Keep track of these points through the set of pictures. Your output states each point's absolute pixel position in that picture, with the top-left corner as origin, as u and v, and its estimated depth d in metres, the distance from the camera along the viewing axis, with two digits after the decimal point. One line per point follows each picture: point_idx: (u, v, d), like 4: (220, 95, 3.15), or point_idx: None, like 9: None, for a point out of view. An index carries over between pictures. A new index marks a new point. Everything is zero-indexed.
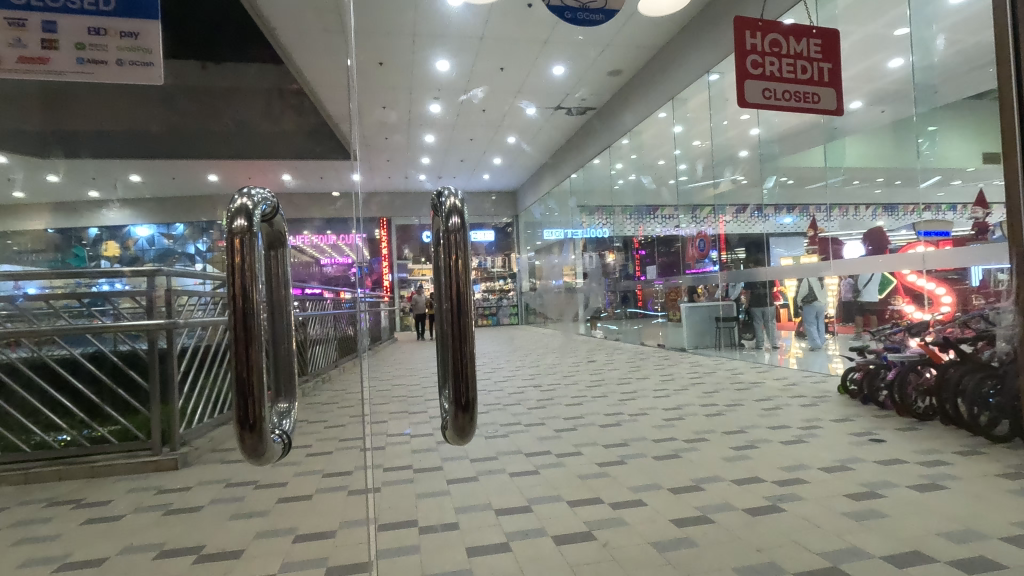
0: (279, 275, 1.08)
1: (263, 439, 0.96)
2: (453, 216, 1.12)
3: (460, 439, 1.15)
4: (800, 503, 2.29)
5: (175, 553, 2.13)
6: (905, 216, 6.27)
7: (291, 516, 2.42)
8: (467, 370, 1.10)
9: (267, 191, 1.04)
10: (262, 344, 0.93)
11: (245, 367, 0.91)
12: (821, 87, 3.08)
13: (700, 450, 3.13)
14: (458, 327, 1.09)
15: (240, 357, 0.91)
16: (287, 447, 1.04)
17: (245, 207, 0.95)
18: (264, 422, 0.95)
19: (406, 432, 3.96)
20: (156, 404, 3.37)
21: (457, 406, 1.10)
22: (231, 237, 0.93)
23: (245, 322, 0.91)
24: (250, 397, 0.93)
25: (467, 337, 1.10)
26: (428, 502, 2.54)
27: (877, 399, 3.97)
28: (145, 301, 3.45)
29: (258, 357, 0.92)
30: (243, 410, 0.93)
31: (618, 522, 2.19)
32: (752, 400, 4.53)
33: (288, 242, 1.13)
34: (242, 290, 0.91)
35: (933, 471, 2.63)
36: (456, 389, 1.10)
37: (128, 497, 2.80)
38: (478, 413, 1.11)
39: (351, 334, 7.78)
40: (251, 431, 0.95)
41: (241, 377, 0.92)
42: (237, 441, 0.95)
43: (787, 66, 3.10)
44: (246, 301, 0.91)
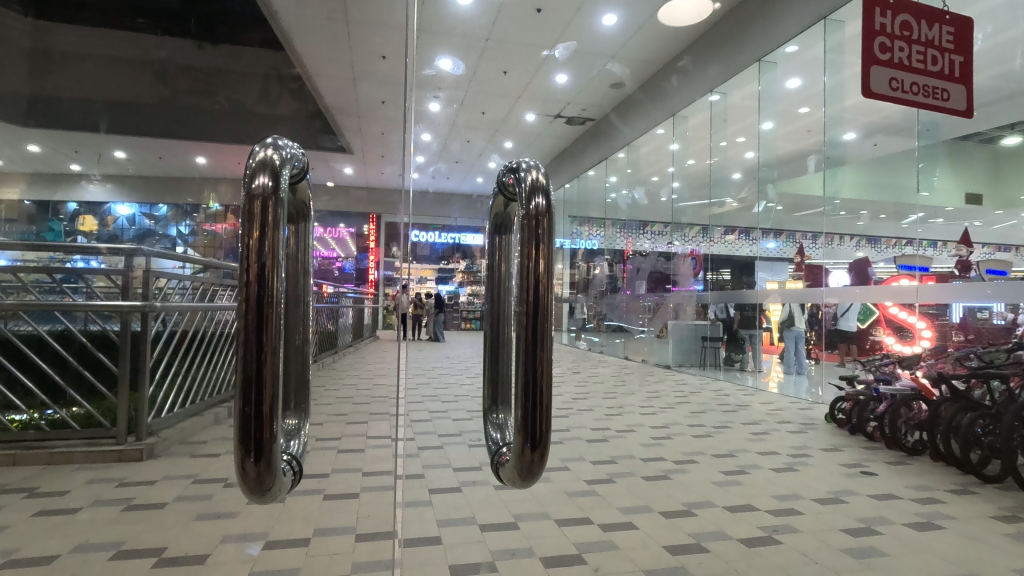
0: (299, 258, 0.95)
1: (271, 469, 0.77)
2: (537, 193, 0.88)
3: (523, 480, 0.90)
4: (796, 536, 2.23)
5: (133, 554, 1.98)
6: (888, 249, 5.90)
7: (263, 520, 2.28)
8: (541, 391, 0.86)
9: (297, 145, 0.87)
10: (279, 341, 0.75)
11: (256, 370, 0.73)
12: (953, 81, 2.39)
13: (690, 472, 3.06)
14: (533, 334, 0.85)
15: (251, 354, 0.73)
16: (295, 475, 0.86)
17: (270, 163, 0.78)
18: (275, 450, 0.76)
19: (387, 434, 3.83)
20: (125, 392, 3.23)
21: (524, 439, 0.86)
22: (249, 198, 0.75)
23: (260, 310, 0.73)
24: (261, 413, 0.74)
25: (545, 345, 0.85)
26: (410, 512, 2.43)
27: (866, 430, 3.96)
28: (121, 281, 3.25)
29: (274, 358, 0.74)
30: (247, 430, 0.75)
31: (609, 546, 2.10)
32: (740, 423, 4.48)
33: (312, 215, 0.99)
34: (259, 270, 0.73)
35: (928, 509, 2.59)
36: (526, 415, 0.86)
37: (88, 488, 2.64)
38: (549, 451, 0.88)
39: (331, 329, 7.60)
40: (257, 459, 0.75)
41: (250, 381, 0.74)
42: (236, 470, 0.76)
43: (917, 54, 2.37)
44: (264, 285, 0.73)
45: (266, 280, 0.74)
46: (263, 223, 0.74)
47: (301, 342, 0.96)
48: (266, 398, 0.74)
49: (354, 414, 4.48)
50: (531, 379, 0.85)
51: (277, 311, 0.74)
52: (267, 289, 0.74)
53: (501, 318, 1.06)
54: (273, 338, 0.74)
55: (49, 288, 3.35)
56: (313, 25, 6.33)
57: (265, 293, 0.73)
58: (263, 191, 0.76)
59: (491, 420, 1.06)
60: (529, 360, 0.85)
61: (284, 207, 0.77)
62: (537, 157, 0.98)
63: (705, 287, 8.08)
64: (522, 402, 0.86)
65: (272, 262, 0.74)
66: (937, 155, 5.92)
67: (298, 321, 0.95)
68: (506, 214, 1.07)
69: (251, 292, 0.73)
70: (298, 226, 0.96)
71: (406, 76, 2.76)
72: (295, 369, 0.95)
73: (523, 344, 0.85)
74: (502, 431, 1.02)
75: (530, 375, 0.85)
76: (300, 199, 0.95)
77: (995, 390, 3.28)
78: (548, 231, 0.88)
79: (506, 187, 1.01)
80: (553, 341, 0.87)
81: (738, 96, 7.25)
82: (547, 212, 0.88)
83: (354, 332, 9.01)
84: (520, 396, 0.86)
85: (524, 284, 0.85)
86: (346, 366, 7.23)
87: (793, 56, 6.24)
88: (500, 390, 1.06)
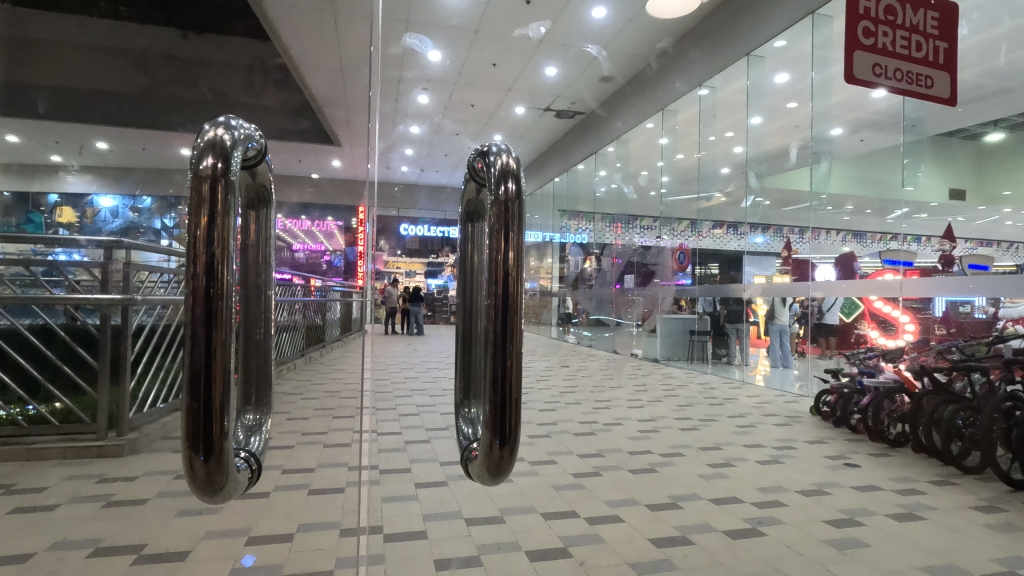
0: (259, 247, 0.92)
1: (224, 468, 0.70)
2: (507, 178, 0.86)
3: (493, 477, 0.89)
4: (780, 527, 2.25)
5: (112, 552, 1.95)
6: (874, 244, 5.90)
7: (247, 516, 2.26)
8: (511, 385, 0.84)
9: (251, 125, 0.80)
10: (230, 334, 0.68)
11: (204, 367, 0.66)
12: (937, 68, 2.39)
13: (677, 464, 3.08)
14: (503, 327, 0.83)
15: (198, 350, 0.66)
16: (252, 472, 0.81)
17: (219, 144, 0.70)
18: (227, 448, 0.70)
19: (374, 428, 3.81)
20: (105, 386, 3.18)
21: (493, 435, 0.84)
22: (196, 181, 0.68)
23: (208, 302, 0.66)
24: (210, 409, 0.67)
25: (514, 339, 0.84)
26: (395, 507, 2.41)
27: (850, 422, 4.02)
28: (100, 273, 3.26)
29: (225, 351, 0.67)
30: (195, 426, 0.68)
31: (595, 539, 2.10)
32: (726, 416, 4.52)
33: (273, 201, 0.94)
34: (208, 261, 0.66)
35: (909, 500, 2.62)
36: (495, 410, 0.84)
37: (66, 485, 2.59)
38: (518, 448, 0.86)
39: (319, 323, 7.55)
40: (206, 458, 0.68)
41: (198, 377, 0.67)
42: (184, 469, 0.69)
43: (902, 39, 2.37)
44: (213, 276, 0.66)
45: (216, 273, 0.66)
46: (212, 209, 0.67)
47: (262, 336, 0.92)
48: (216, 394, 0.67)
49: (340, 409, 4.44)
50: (499, 374, 0.83)
51: (229, 304, 0.67)
52: (217, 281, 0.66)
53: (472, 311, 1.04)
54: (223, 332, 0.67)
55: (28, 282, 3.35)
56: (298, 13, 6.23)
57: (213, 286, 0.66)
58: (211, 168, 0.68)
59: (463, 414, 1.04)
60: (498, 356, 0.83)
61: (236, 192, 0.69)
62: (507, 140, 0.95)
63: (691, 281, 8.03)
64: (492, 397, 0.84)
65: (223, 252, 0.67)
66: (921, 151, 5.97)
67: (258, 313, 0.91)
68: (478, 202, 1.05)
69: (197, 285, 0.66)
70: (258, 212, 0.91)
71: (372, 65, 2.69)
72: (255, 365, 0.91)
73: (491, 338, 0.83)
74: (473, 425, 0.99)
75: (499, 369, 0.83)
76: (260, 183, 0.90)
77: (976, 383, 3.32)
78: (518, 219, 0.86)
79: (476, 172, 0.99)
80: (523, 335, 0.85)
81: (726, 90, 7.26)
82: (518, 198, 0.86)
83: (342, 325, 8.97)
84: (488, 391, 0.84)
85: (493, 271, 0.83)
86: (332, 361, 7.20)
87: (781, 51, 6.25)
88: (472, 384, 1.04)
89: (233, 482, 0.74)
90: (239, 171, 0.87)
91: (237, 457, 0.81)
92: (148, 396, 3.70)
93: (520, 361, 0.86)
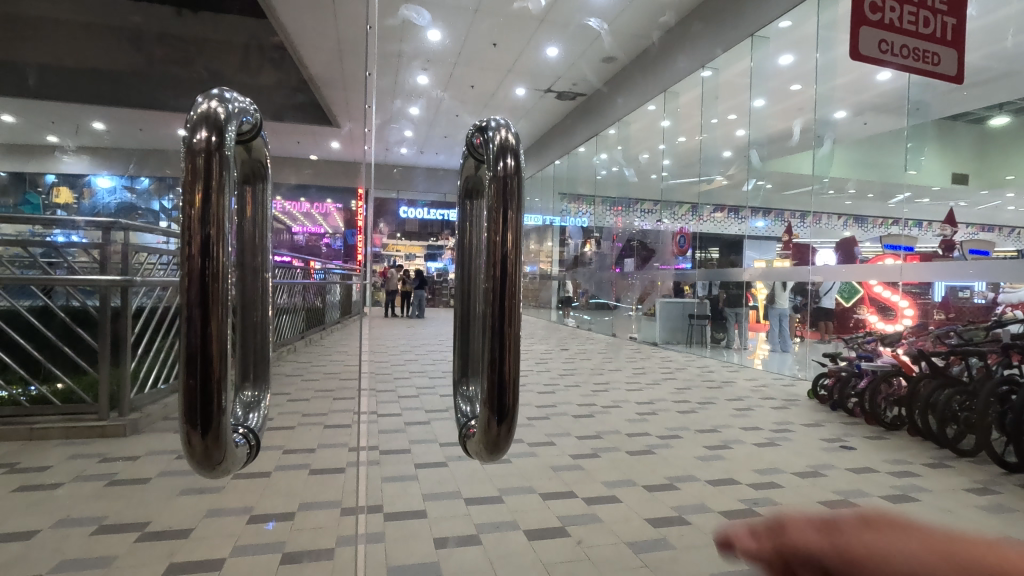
0: (255, 227, 0.91)
1: (221, 444, 0.71)
2: (506, 154, 0.85)
3: (491, 453, 0.89)
4: (776, 508, 2.28)
5: (116, 529, 1.98)
6: (874, 229, 5.95)
7: (249, 494, 2.29)
8: (509, 364, 0.84)
9: (246, 99, 0.78)
10: (227, 314, 0.68)
11: (200, 345, 0.66)
12: (945, 45, 2.35)
13: (674, 446, 3.11)
14: (501, 308, 0.83)
15: (194, 331, 0.66)
16: (251, 447, 0.82)
17: (213, 118, 0.69)
18: (225, 424, 0.70)
19: (374, 410, 3.84)
20: (106, 366, 3.19)
21: (491, 412, 0.85)
22: (190, 156, 0.67)
23: (204, 282, 0.66)
24: (207, 386, 0.67)
25: (513, 320, 0.84)
26: (395, 487, 2.44)
27: (847, 406, 4.05)
28: (99, 254, 3.22)
29: (222, 331, 0.67)
30: (193, 403, 0.68)
31: (592, 519, 2.13)
32: (724, 399, 4.55)
33: (269, 178, 0.93)
34: (203, 241, 0.66)
35: (904, 482, 2.65)
36: (492, 388, 0.84)
37: (69, 464, 2.62)
38: (515, 426, 0.86)
39: (319, 305, 7.56)
40: (203, 433, 0.69)
41: (194, 356, 0.67)
42: (183, 445, 0.70)
43: (910, 14, 2.32)
44: (208, 256, 0.66)
45: (211, 252, 0.66)
46: (206, 185, 0.66)
47: (261, 317, 0.92)
48: (214, 371, 0.68)
49: (340, 390, 4.48)
50: (498, 353, 0.83)
51: (226, 285, 0.67)
52: (212, 261, 0.66)
53: (470, 292, 1.04)
54: (220, 313, 0.67)
55: (27, 264, 3.36)
56: None
57: (209, 265, 0.66)
58: (204, 141, 0.67)
59: (461, 392, 1.04)
60: (497, 336, 0.83)
61: (230, 167, 0.68)
62: (508, 116, 0.95)
63: (692, 265, 8.04)
64: (489, 375, 0.84)
65: (218, 231, 0.66)
66: (926, 134, 5.84)
67: (256, 293, 0.91)
68: (476, 178, 1.03)
69: (193, 266, 0.66)
70: (254, 187, 0.90)
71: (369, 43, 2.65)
72: (252, 341, 0.91)
73: (489, 319, 0.83)
74: (471, 403, 1.00)
75: (499, 348, 0.83)
76: (256, 159, 0.89)
77: (973, 366, 3.34)
78: (517, 196, 0.85)
79: (475, 149, 0.98)
80: (522, 316, 0.86)
81: (730, 72, 7.21)
82: (517, 174, 0.85)
83: (341, 308, 8.97)
84: (486, 369, 0.84)
85: (493, 249, 0.82)
86: (333, 343, 7.24)
87: (787, 31, 6.16)
88: (470, 362, 1.04)
89: (231, 458, 0.74)
90: (234, 146, 0.86)
91: (236, 433, 0.82)
92: (149, 376, 3.72)
93: (519, 339, 0.86)
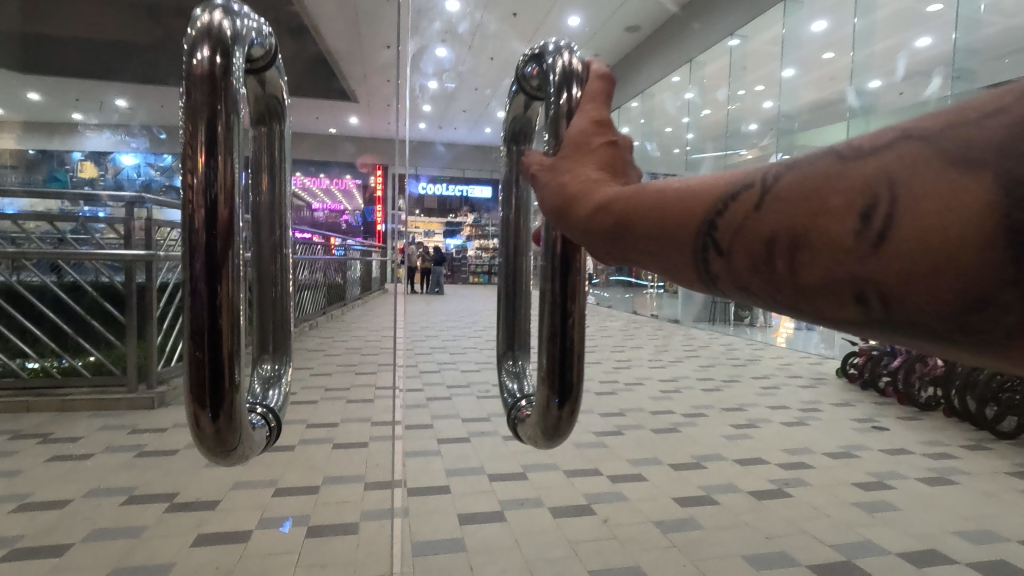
0: (272, 182, 0.85)
1: (233, 427, 0.67)
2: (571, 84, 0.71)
3: (551, 438, 0.83)
4: (807, 489, 2.22)
5: (145, 500, 2.00)
6: None
7: (274, 467, 2.31)
8: (572, 340, 0.78)
9: (259, 20, 0.70)
10: (238, 288, 0.63)
11: (208, 323, 0.62)
12: None
13: (700, 425, 3.06)
14: (564, 282, 0.76)
15: (201, 307, 0.62)
16: (271, 428, 0.79)
17: (222, 42, 0.62)
18: (236, 406, 0.66)
19: (397, 385, 3.86)
20: (133, 340, 3.22)
21: (552, 392, 0.79)
22: (192, 98, 0.61)
23: (212, 254, 0.61)
24: (215, 366, 0.63)
25: (576, 296, 0.78)
26: (418, 462, 2.44)
27: (878, 386, 3.93)
28: (123, 229, 3.24)
29: (232, 307, 0.63)
30: (200, 382, 0.64)
31: (618, 497, 2.10)
32: (749, 377, 4.48)
33: (284, 120, 0.86)
34: (210, 207, 0.61)
35: (941, 464, 2.57)
36: (554, 366, 0.79)
37: (100, 435, 2.67)
38: (579, 407, 0.80)
39: (340, 282, 7.61)
40: (214, 414, 0.65)
41: (200, 333, 0.63)
42: (192, 427, 0.67)
43: None
44: (215, 226, 0.61)
45: (218, 222, 0.61)
46: (212, 140, 0.60)
47: (278, 297, 0.88)
48: (224, 350, 0.63)
49: (362, 365, 4.49)
50: (560, 326, 0.77)
51: (236, 255, 0.63)
52: (218, 230, 0.61)
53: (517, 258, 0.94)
54: (230, 288, 0.63)
55: (56, 239, 3.44)
56: None
57: (215, 235, 0.61)
58: (207, 74, 0.61)
59: (507, 367, 0.98)
60: (558, 312, 0.78)
61: (237, 119, 0.62)
62: (572, 40, 0.81)
63: None
64: (551, 352, 0.78)
65: (227, 196, 0.62)
66: None
67: (272, 259, 0.86)
68: (527, 119, 0.90)
69: (199, 238, 0.61)
70: (271, 129, 0.84)
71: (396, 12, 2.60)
72: (271, 310, 0.88)
73: (551, 293, 0.77)
74: (520, 381, 0.95)
75: (559, 323, 0.78)
76: (271, 95, 0.82)
77: None
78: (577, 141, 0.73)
79: (528, 83, 0.85)
80: (584, 290, 0.79)
81: (760, 40, 7.25)
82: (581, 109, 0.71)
83: (362, 284, 9.03)
84: (546, 343, 0.79)
85: None
86: (354, 319, 7.30)
87: None
88: (517, 336, 0.97)
89: (247, 438, 0.71)
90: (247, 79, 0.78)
91: (253, 413, 0.79)
92: (176, 350, 3.77)
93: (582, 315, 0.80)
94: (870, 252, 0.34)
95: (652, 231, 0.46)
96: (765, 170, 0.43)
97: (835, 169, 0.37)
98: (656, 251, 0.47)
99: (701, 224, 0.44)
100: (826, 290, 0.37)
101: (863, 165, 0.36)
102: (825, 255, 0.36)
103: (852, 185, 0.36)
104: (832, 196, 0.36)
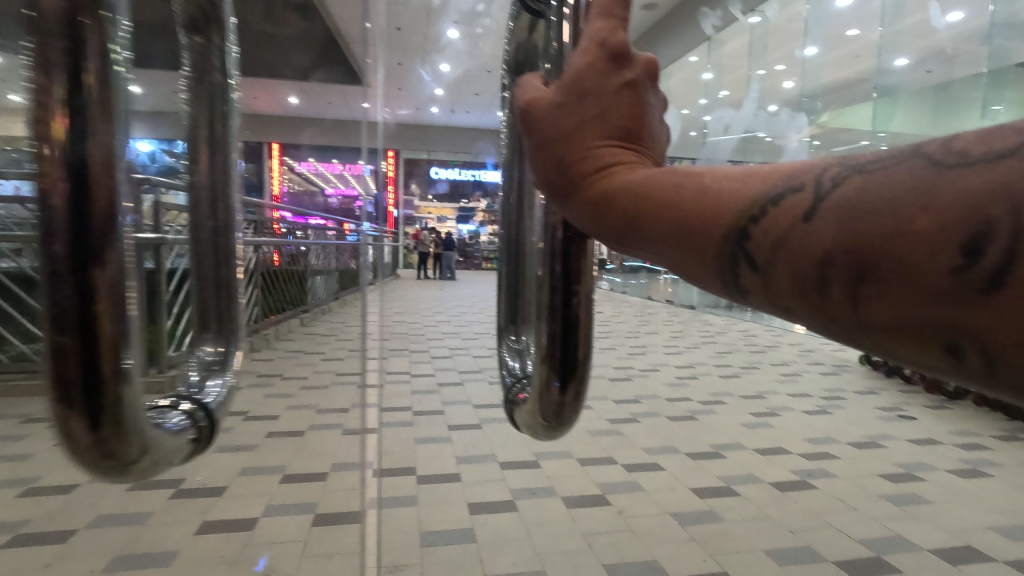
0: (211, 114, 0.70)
1: (127, 442, 0.50)
2: None
3: (554, 422, 0.74)
4: (832, 481, 2.13)
5: (151, 486, 1.98)
6: None
7: (282, 453, 2.27)
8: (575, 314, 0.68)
9: None
10: (119, 258, 0.46)
11: (73, 308, 0.45)
12: None
13: (718, 412, 2.97)
14: (565, 251, 0.65)
15: (60, 286, 0.44)
16: (201, 435, 0.63)
17: None
18: (129, 415, 0.49)
19: (409, 370, 3.83)
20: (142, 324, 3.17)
21: (553, 371, 0.69)
22: None
23: (77, 210, 0.43)
24: (89, 366, 0.46)
25: (583, 266, 0.66)
26: (428, 449, 2.39)
27: (904, 374, 3.79)
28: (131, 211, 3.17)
29: (110, 287, 0.45)
30: (68, 386, 0.47)
31: (634, 487, 2.03)
32: (768, 364, 4.37)
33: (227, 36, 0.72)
34: (69, 143, 0.43)
35: (973, 456, 2.46)
36: (554, 341, 0.69)
37: None
38: (585, 384, 0.71)
39: (353, 267, 7.60)
40: (95, 425, 0.48)
41: (61, 321, 0.45)
42: (64, 440, 0.49)
43: None
44: (78, 172, 0.43)
45: (83, 166, 0.43)
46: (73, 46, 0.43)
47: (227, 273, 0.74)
48: (101, 345, 0.46)
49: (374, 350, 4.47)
50: (561, 301, 0.67)
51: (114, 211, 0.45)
52: (86, 176, 0.43)
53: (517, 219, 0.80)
54: (108, 261, 0.45)
55: None
56: None
57: (79, 182, 0.43)
58: None
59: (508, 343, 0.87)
60: (559, 288, 0.67)
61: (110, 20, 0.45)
62: None
63: None
64: (552, 326, 0.68)
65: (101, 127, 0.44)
66: None
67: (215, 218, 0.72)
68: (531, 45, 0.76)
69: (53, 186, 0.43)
70: (209, 40, 0.70)
71: None
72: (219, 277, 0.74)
73: (550, 263, 0.66)
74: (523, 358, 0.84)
75: (560, 300, 0.67)
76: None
77: None
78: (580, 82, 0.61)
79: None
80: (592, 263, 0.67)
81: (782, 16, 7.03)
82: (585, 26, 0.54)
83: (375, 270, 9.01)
84: (547, 317, 0.69)
85: None
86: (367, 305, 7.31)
87: None
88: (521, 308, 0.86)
89: (152, 446, 0.53)
90: None
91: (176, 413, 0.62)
92: None
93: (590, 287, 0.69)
94: (971, 299, 0.28)
95: (667, 228, 0.40)
96: (823, 170, 0.36)
97: (926, 181, 0.30)
98: (669, 254, 0.42)
99: (734, 228, 0.38)
100: (897, 332, 0.32)
101: (968, 176, 0.29)
102: (896, 291, 0.30)
103: (961, 205, 0.29)
104: (918, 214, 0.29)
